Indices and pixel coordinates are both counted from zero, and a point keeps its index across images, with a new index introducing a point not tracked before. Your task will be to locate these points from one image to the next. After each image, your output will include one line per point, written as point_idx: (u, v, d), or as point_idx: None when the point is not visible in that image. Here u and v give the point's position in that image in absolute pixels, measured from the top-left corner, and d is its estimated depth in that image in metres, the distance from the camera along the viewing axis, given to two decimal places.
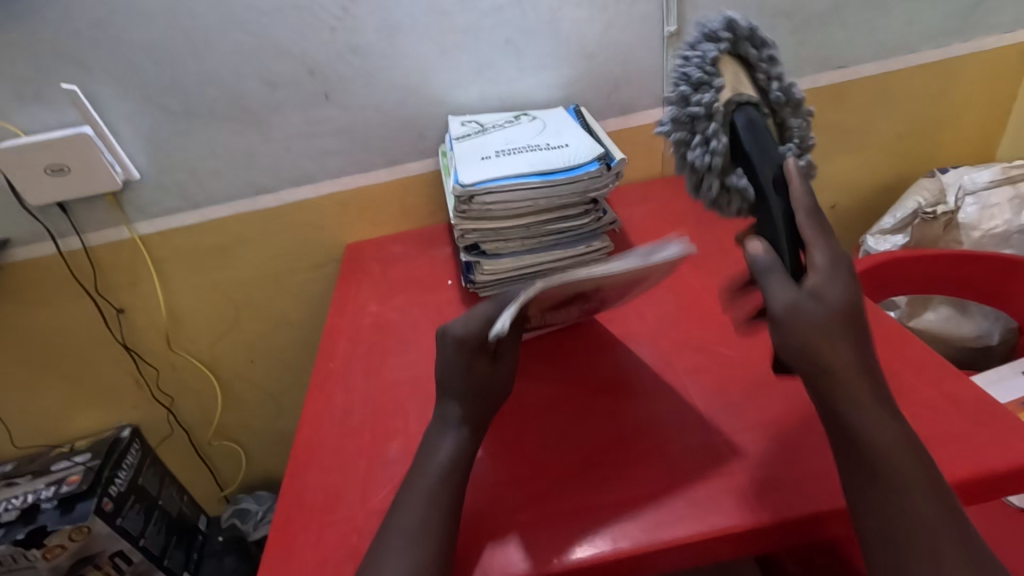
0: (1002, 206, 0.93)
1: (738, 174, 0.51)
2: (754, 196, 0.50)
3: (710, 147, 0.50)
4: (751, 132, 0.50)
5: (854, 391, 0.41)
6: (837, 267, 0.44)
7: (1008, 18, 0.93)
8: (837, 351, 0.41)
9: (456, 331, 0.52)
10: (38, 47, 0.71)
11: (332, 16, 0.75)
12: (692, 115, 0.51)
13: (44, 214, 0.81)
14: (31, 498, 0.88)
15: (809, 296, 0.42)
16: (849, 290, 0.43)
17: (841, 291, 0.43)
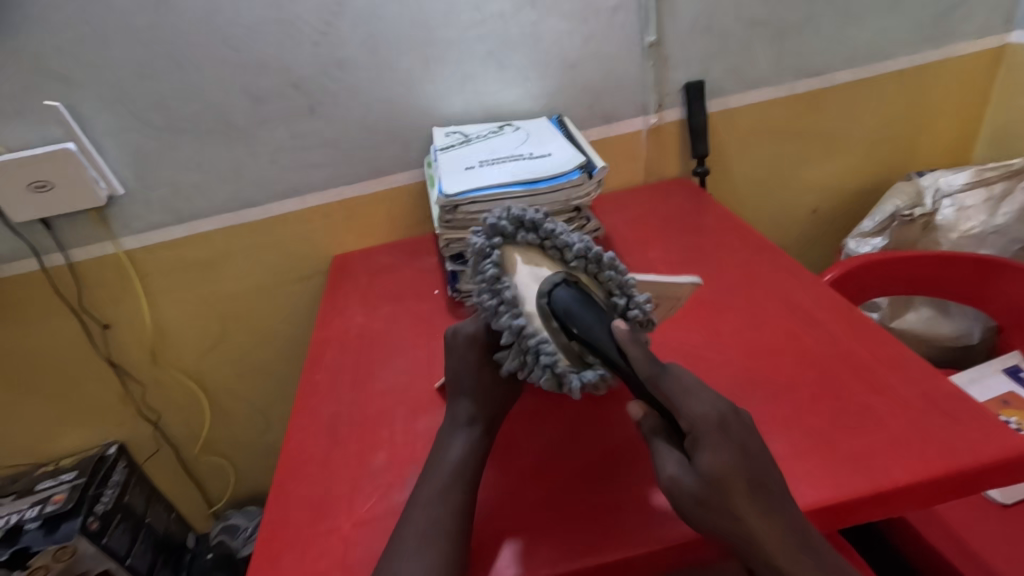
0: (977, 207, 0.95)
1: (590, 359, 0.46)
2: (598, 374, 0.46)
3: (547, 355, 0.46)
4: (583, 311, 0.46)
5: (730, 529, 0.39)
6: (719, 431, 0.42)
7: (978, 24, 0.96)
8: (732, 511, 0.40)
9: (468, 328, 0.54)
10: (21, 65, 0.71)
11: (315, 30, 0.75)
12: (514, 336, 0.47)
13: (27, 231, 0.81)
14: (14, 519, 0.87)
15: (684, 466, 0.41)
16: (727, 454, 0.41)
17: (721, 459, 0.41)
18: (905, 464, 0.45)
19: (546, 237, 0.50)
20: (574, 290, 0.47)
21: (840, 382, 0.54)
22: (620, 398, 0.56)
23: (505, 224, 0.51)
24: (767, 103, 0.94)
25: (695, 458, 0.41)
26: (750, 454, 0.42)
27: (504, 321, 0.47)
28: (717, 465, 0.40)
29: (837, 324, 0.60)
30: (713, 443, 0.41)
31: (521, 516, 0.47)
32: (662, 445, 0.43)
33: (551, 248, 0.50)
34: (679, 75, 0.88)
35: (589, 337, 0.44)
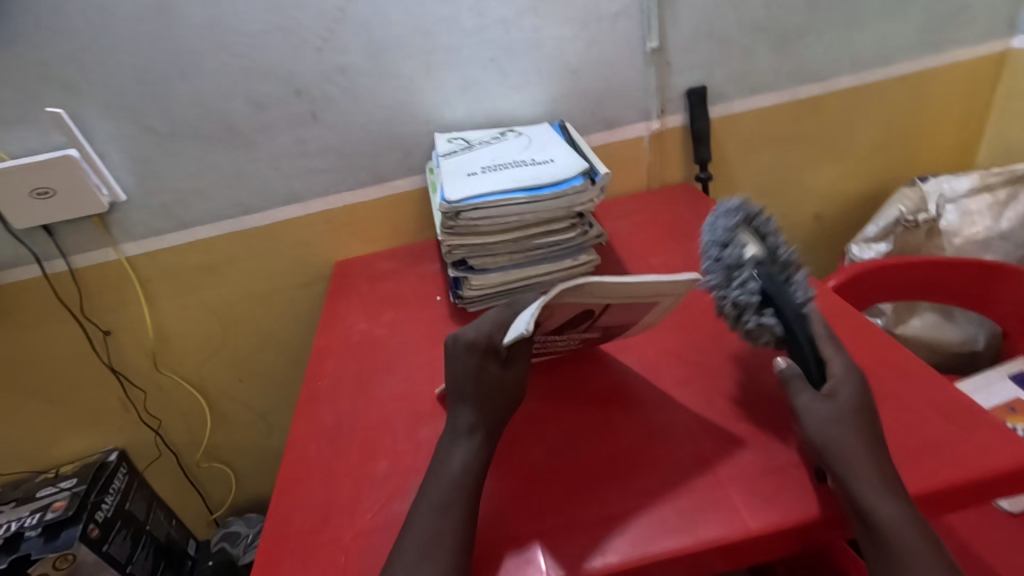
0: (982, 212, 0.95)
1: (767, 313, 0.49)
2: (780, 325, 0.49)
3: (749, 288, 0.49)
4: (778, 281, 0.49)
5: (849, 458, 0.43)
6: (850, 381, 0.47)
7: (981, 30, 0.96)
8: (842, 435, 0.44)
9: (468, 335, 0.53)
10: (25, 72, 0.71)
11: (318, 36, 0.75)
12: (725, 266, 0.51)
13: (30, 237, 0.81)
14: (14, 526, 0.87)
15: (823, 398, 0.46)
16: (861, 399, 0.46)
17: (855, 401, 0.46)
18: (911, 474, 0.45)
19: (768, 230, 0.52)
20: (778, 270, 0.50)
21: None
22: (618, 405, 0.56)
23: (737, 211, 0.53)
24: (769, 108, 0.94)
25: (831, 395, 0.46)
26: (874, 411, 0.46)
27: (729, 254, 0.51)
28: (854, 405, 0.46)
29: (841, 330, 0.60)
30: (846, 382, 0.47)
31: (525, 525, 0.46)
32: (799, 384, 0.48)
33: (771, 239, 0.52)
34: (681, 81, 0.88)
35: (784, 299, 0.48)
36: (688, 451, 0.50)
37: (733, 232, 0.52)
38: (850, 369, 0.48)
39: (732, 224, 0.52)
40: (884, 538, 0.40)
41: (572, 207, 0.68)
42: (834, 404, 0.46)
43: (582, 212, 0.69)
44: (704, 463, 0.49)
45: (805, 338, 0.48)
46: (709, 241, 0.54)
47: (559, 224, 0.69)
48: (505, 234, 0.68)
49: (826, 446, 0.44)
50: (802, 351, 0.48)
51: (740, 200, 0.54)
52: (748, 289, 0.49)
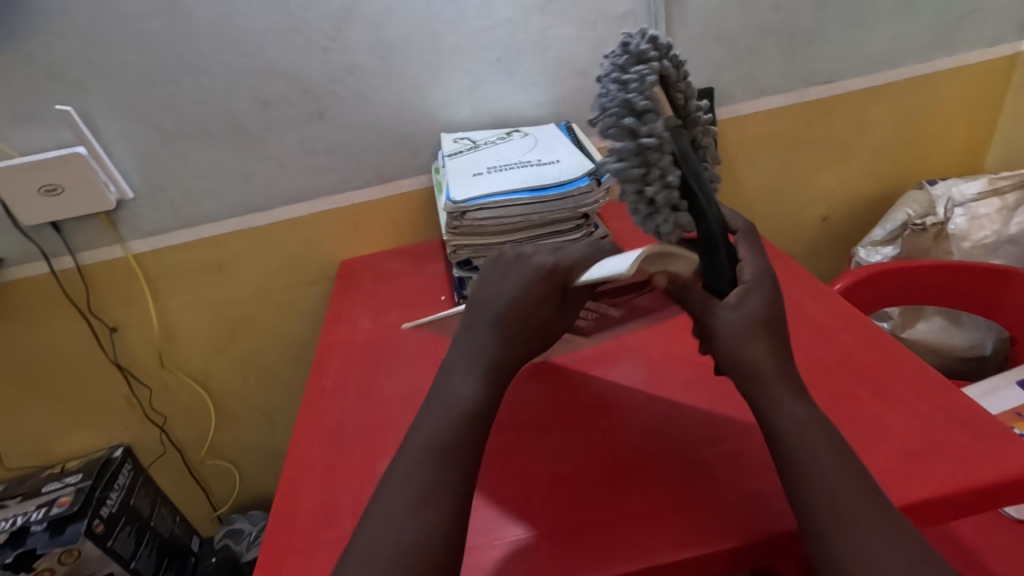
0: (991, 216, 0.94)
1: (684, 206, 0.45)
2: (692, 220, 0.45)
3: (671, 179, 0.43)
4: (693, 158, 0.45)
5: (754, 370, 0.44)
6: (762, 288, 0.46)
7: (991, 32, 0.95)
8: (749, 346, 0.44)
9: (545, 261, 0.50)
10: (35, 70, 0.71)
11: (325, 35, 0.76)
12: (646, 146, 0.42)
13: (38, 234, 0.81)
14: (20, 521, 0.87)
15: (736, 305, 0.45)
16: (770, 304, 0.45)
17: (764, 305, 0.45)
18: (920, 481, 0.44)
19: (679, 78, 0.46)
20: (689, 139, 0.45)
21: (851, 394, 0.53)
22: (625, 410, 0.56)
23: (649, 48, 0.44)
24: (776, 111, 0.93)
25: (743, 302, 0.45)
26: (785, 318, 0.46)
27: (647, 131, 0.42)
28: (762, 312, 0.45)
29: (848, 335, 0.60)
30: (754, 285, 0.46)
31: (518, 523, 0.46)
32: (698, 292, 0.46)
33: (680, 92, 0.46)
34: None
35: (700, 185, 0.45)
36: (693, 455, 0.50)
37: (653, 85, 0.43)
38: (760, 268, 0.47)
39: (652, 74, 0.43)
40: (788, 458, 0.42)
41: (578, 209, 0.68)
42: (745, 313, 0.45)
43: (587, 213, 0.69)
44: (704, 468, 0.48)
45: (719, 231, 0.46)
46: (619, 105, 0.43)
47: (565, 225, 0.69)
48: (511, 235, 0.68)
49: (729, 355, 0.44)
50: (715, 248, 0.46)
51: (646, 32, 0.45)
52: (672, 180, 0.43)
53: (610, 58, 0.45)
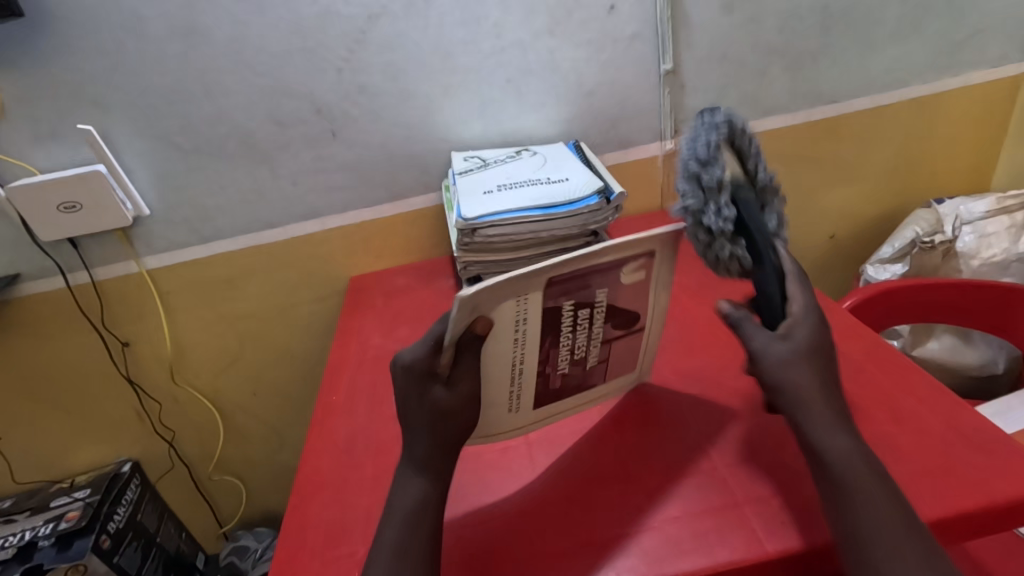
0: (999, 234, 0.94)
1: (739, 244, 0.48)
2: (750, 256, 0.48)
3: (727, 215, 0.46)
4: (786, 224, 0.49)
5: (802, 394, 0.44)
6: (804, 321, 0.46)
7: (995, 53, 0.96)
8: (791, 372, 0.44)
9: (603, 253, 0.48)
10: (58, 91, 0.73)
11: (338, 57, 0.77)
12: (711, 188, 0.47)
13: (55, 249, 0.83)
14: (29, 535, 0.87)
15: (782, 338, 0.45)
16: (817, 336, 0.45)
17: (811, 337, 0.45)
18: (934, 499, 0.44)
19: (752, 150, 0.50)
20: (755, 196, 0.50)
21: (862, 410, 0.53)
22: (638, 425, 0.56)
23: (724, 122, 0.48)
24: (782, 130, 0.94)
25: (789, 334, 0.45)
26: (831, 349, 0.46)
27: (708, 179, 0.47)
28: (806, 342, 0.45)
29: (858, 352, 0.60)
30: (807, 321, 0.46)
31: (518, 541, 0.47)
32: (750, 325, 0.46)
33: (750, 158, 0.50)
34: (695, 102, 0.89)
35: (756, 227, 0.48)
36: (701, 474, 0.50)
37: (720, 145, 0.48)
38: (810, 303, 0.47)
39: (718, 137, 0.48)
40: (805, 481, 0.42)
41: (587, 226, 0.68)
42: (789, 343, 0.45)
43: (596, 231, 0.70)
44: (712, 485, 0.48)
45: (777, 268, 0.47)
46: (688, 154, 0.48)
47: (573, 242, 0.70)
48: (520, 252, 0.69)
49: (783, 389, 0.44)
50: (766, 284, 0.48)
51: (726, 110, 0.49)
52: (728, 213, 0.46)
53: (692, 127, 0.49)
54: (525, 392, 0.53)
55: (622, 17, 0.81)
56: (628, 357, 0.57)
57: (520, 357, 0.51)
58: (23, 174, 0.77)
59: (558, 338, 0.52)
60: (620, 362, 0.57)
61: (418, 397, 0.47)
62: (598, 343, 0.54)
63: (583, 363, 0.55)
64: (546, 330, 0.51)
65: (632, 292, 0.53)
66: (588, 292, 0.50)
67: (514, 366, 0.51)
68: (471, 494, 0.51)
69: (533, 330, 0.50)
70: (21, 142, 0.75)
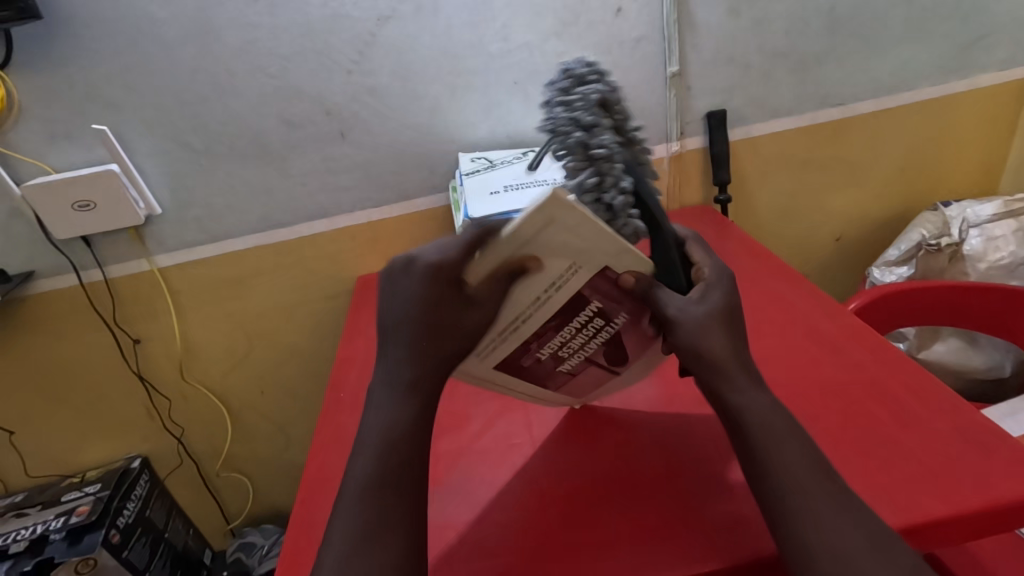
0: (1006, 237, 0.94)
1: (635, 212, 0.46)
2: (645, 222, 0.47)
3: (624, 187, 0.45)
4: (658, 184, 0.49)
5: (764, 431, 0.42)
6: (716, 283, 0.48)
7: (1003, 55, 0.96)
8: (709, 337, 0.45)
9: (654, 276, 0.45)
10: (74, 92, 0.75)
11: (348, 59, 0.78)
12: (598, 158, 0.44)
13: (69, 248, 0.84)
14: (40, 529, 0.89)
15: (698, 300, 0.46)
16: (727, 296, 0.47)
17: (721, 300, 0.47)
18: (937, 498, 0.44)
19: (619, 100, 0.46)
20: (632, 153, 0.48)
21: (866, 410, 0.53)
22: (641, 423, 0.55)
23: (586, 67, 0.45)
24: (788, 132, 0.94)
25: (704, 297, 0.47)
26: (739, 310, 0.48)
27: (598, 144, 0.44)
28: (720, 305, 0.46)
29: (862, 353, 0.60)
30: (714, 279, 0.48)
31: (520, 536, 0.46)
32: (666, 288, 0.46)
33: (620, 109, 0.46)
34: (701, 104, 0.90)
35: (644, 190, 0.46)
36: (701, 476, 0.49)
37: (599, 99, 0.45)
38: (717, 266, 0.50)
39: (598, 91, 0.45)
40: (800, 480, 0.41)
41: None
42: (703, 304, 0.46)
43: None
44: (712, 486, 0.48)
45: (671, 240, 0.48)
46: (568, 119, 0.44)
47: None
48: None
49: (690, 349, 0.45)
50: (670, 256, 0.48)
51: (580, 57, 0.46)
52: (625, 185, 0.45)
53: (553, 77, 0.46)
54: (502, 352, 0.48)
55: (629, 20, 0.82)
56: (588, 386, 0.55)
57: (524, 316, 0.45)
58: (40, 174, 0.78)
59: (558, 333, 0.48)
60: (580, 386, 0.55)
61: (446, 296, 0.43)
62: (580, 360, 0.51)
63: (556, 363, 0.51)
64: (563, 309, 0.46)
65: (643, 338, 0.50)
66: (616, 308, 0.47)
67: (514, 319, 0.45)
68: (475, 489, 0.51)
69: (557, 301, 0.45)
70: (38, 142, 0.77)
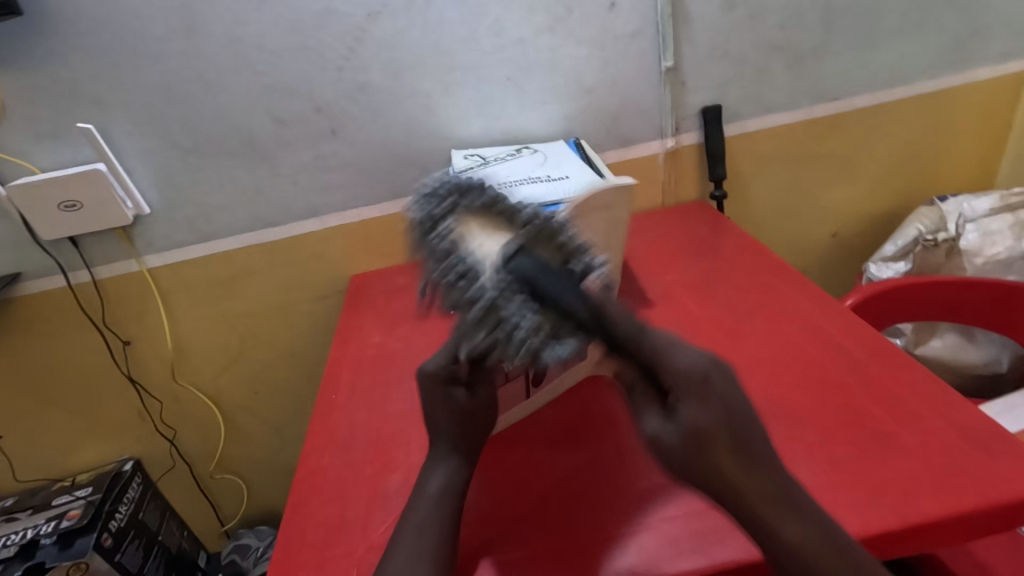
0: (1003, 232, 0.94)
1: (563, 333, 0.41)
2: (577, 339, 0.41)
3: (525, 325, 0.40)
4: (551, 273, 0.41)
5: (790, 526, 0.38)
6: (710, 380, 0.41)
7: (999, 49, 0.95)
8: (711, 454, 0.38)
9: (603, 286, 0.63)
10: (58, 90, 0.73)
11: (338, 55, 0.77)
12: (481, 313, 0.41)
13: (56, 248, 0.83)
14: (31, 533, 0.88)
15: (669, 422, 0.40)
16: (713, 409, 0.40)
17: (701, 412, 0.39)
18: (936, 498, 0.44)
19: (491, 203, 0.47)
20: (545, 262, 0.42)
21: (863, 408, 0.53)
22: (636, 427, 0.55)
23: (448, 189, 0.48)
24: (784, 127, 0.94)
25: (676, 413, 0.40)
26: (733, 412, 0.40)
27: (471, 290, 0.42)
28: (700, 422, 0.39)
29: (860, 350, 0.59)
30: (696, 391, 0.40)
31: (517, 543, 0.46)
32: (646, 410, 0.42)
33: (514, 215, 0.46)
34: (696, 99, 0.89)
35: (551, 290, 0.39)
36: None
37: (455, 224, 0.46)
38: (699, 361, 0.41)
39: (451, 217, 0.47)
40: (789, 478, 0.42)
41: None
42: (682, 426, 0.39)
43: None
44: (702, 487, 0.48)
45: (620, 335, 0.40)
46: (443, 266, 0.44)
47: None
48: None
49: (679, 469, 0.39)
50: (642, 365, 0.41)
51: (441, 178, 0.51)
52: (530, 322, 0.40)
53: (415, 214, 0.49)
54: None
55: (622, 14, 0.81)
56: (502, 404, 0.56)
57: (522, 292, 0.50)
58: (24, 174, 0.77)
59: None
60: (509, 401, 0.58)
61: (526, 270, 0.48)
62: (519, 366, 0.53)
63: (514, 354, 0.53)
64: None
65: (562, 364, 0.57)
66: None
67: None
68: (472, 494, 0.51)
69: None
70: (22, 141, 0.75)
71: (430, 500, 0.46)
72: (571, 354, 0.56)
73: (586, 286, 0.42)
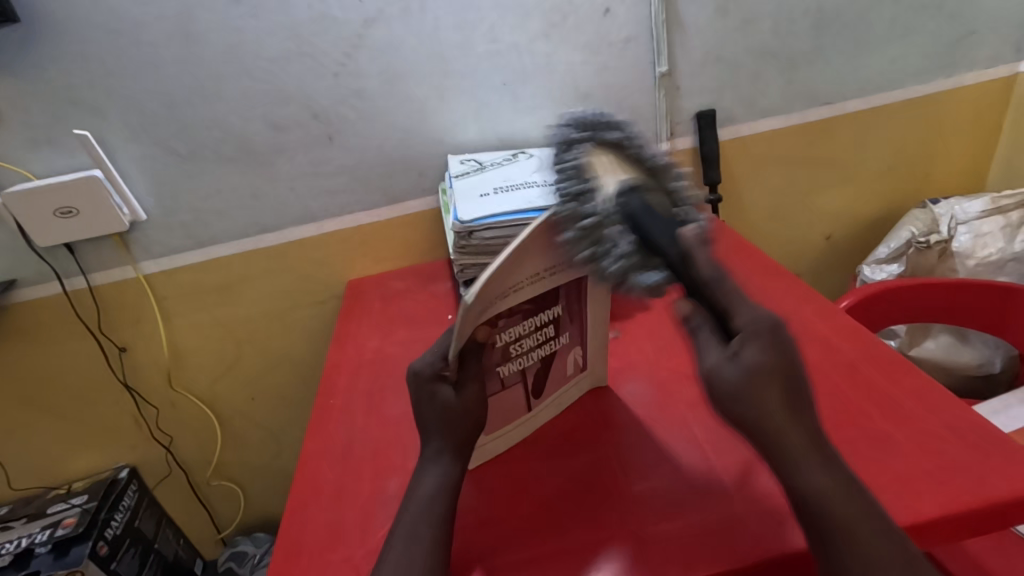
0: (994, 234, 0.94)
1: (654, 262, 0.44)
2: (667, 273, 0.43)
3: (620, 250, 0.44)
4: (650, 215, 0.44)
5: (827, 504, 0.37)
6: (768, 335, 0.38)
7: (988, 54, 0.96)
8: (765, 397, 0.38)
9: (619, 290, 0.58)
10: (55, 97, 0.73)
11: (335, 61, 0.78)
12: (587, 228, 0.45)
13: (52, 255, 0.83)
14: (25, 542, 0.87)
15: (731, 358, 0.38)
16: (771, 355, 0.38)
17: (762, 355, 0.38)
18: (931, 497, 0.44)
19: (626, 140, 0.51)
20: (648, 196, 0.46)
21: (859, 409, 0.53)
22: (635, 428, 0.56)
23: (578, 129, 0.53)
24: (778, 131, 0.94)
25: (739, 352, 0.38)
26: (795, 364, 0.39)
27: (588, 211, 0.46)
28: (757, 361, 0.38)
29: (856, 351, 0.60)
30: (758, 338, 0.38)
31: (518, 546, 0.47)
32: (704, 336, 0.40)
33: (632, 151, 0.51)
34: (690, 103, 0.90)
35: (651, 226, 0.43)
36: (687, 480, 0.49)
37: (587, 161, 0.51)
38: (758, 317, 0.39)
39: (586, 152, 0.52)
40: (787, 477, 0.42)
41: None
42: (739, 364, 0.38)
43: None
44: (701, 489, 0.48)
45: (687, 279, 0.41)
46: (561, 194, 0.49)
47: None
48: None
49: (741, 412, 0.38)
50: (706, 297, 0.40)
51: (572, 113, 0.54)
52: (620, 248, 0.44)
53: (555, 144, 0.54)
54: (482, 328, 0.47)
55: (617, 20, 0.82)
56: (501, 417, 0.54)
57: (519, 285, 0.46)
58: (20, 180, 0.77)
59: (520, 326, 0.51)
60: (501, 415, 0.54)
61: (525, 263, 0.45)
62: (517, 370, 0.53)
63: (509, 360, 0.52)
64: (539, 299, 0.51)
65: (561, 371, 0.58)
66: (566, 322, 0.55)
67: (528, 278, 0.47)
68: (472, 498, 0.51)
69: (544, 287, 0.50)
70: (18, 147, 0.75)
71: (428, 504, 0.46)
72: (570, 360, 0.58)
73: (682, 230, 0.42)
